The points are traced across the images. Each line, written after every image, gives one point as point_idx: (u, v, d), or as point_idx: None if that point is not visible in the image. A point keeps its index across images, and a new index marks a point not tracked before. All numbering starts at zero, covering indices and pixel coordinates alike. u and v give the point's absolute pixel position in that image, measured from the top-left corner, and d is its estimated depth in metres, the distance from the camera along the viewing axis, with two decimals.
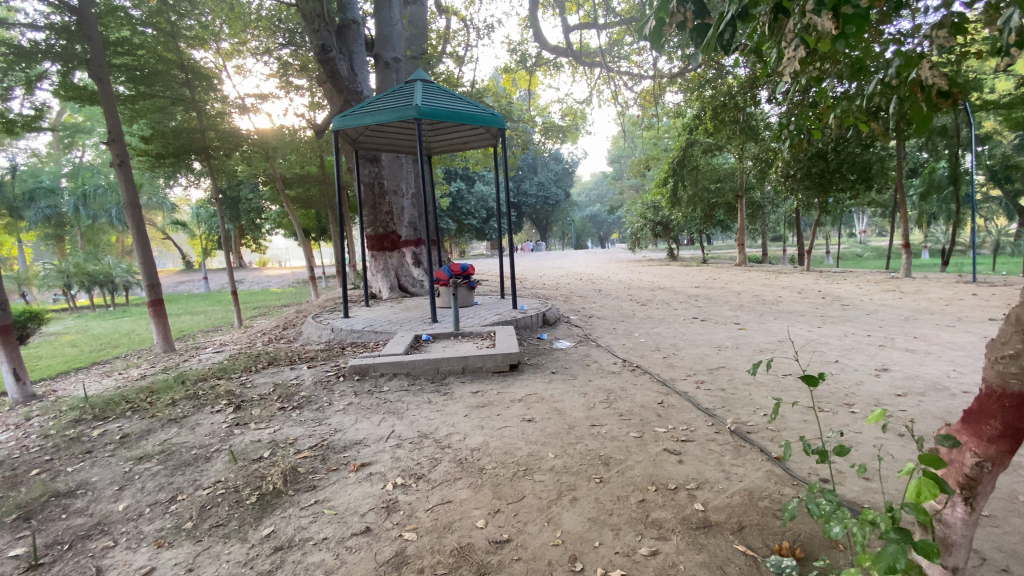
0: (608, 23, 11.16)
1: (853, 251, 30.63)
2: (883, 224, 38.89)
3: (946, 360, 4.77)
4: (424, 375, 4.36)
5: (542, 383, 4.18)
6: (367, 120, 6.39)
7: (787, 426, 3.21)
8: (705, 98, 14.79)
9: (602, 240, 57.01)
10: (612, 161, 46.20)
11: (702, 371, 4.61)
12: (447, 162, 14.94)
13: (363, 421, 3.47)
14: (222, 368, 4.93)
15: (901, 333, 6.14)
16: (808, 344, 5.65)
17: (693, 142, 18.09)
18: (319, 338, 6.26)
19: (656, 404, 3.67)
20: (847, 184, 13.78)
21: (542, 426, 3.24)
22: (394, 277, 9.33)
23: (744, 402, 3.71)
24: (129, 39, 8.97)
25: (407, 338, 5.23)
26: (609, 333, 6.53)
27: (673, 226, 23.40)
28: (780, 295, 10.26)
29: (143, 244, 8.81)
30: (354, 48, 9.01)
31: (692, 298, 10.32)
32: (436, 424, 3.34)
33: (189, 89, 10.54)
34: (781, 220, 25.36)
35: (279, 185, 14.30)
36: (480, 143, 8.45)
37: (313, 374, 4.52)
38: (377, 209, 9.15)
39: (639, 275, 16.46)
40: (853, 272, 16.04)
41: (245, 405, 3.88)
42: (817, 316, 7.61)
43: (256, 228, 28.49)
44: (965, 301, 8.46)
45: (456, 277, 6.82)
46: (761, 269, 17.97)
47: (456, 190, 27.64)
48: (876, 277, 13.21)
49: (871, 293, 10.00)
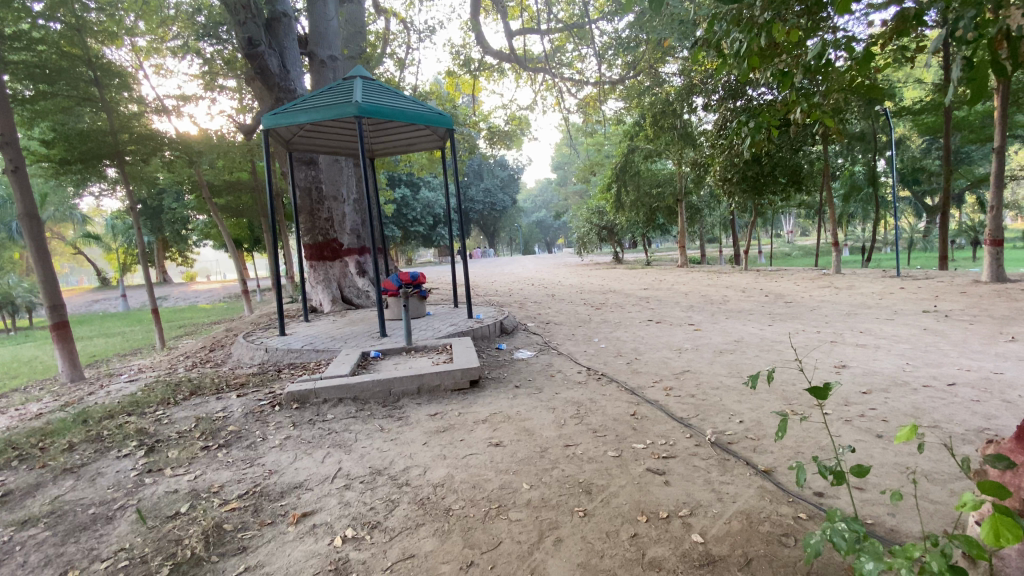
0: (550, 29, 11.10)
1: (783, 250, 32.47)
2: (806, 224, 41.66)
3: (896, 354, 4.88)
4: (374, 399, 3.91)
5: (506, 399, 3.86)
6: (302, 118, 5.86)
7: (767, 433, 3.07)
8: (645, 104, 15.14)
9: (548, 246, 57.58)
10: (556, 167, 46.75)
11: (669, 377, 4.45)
12: (390, 167, 14.36)
13: (304, 459, 3.01)
14: (132, 402, 4.21)
15: (846, 328, 6.31)
16: (766, 343, 5.67)
17: (634, 148, 18.50)
18: (253, 359, 5.60)
19: (629, 417, 3.44)
20: (779, 186, 14.42)
21: (512, 451, 2.91)
22: (337, 289, 8.72)
23: (718, 408, 3.55)
24: (27, 32, 8.00)
25: (354, 356, 4.75)
26: (568, 340, 6.31)
27: (618, 230, 23.76)
28: (727, 295, 10.47)
29: (43, 261, 7.68)
30: (286, 43, 8.37)
31: (644, 300, 10.35)
32: (391, 457, 2.94)
33: (98, 88, 9.43)
34: (718, 222, 26.43)
35: (206, 193, 13.18)
36: (427, 145, 8.05)
37: (244, 404, 3.94)
38: (315, 216, 8.50)
39: (588, 279, 16.51)
40: (788, 270, 16.81)
41: (160, 447, 3.28)
42: (766, 314, 7.76)
43: (181, 239, 26.38)
44: (895, 294, 8.94)
45: (405, 286, 6.39)
46: (704, 269, 18.49)
47: (400, 197, 26.84)
48: (810, 275, 13.88)
49: (809, 289, 10.41)
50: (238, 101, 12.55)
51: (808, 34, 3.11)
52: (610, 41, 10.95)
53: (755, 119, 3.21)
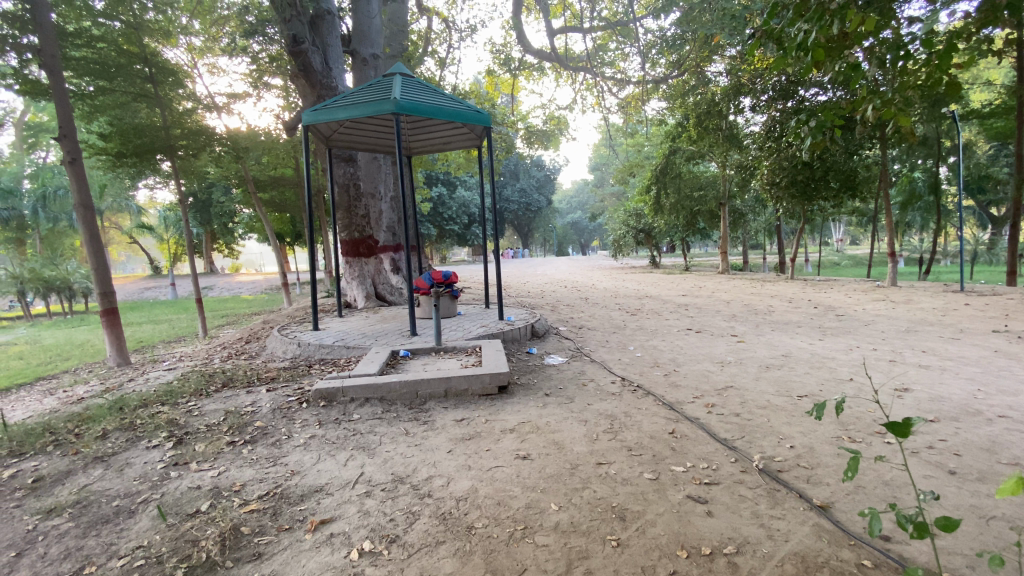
0: (594, 27, 10.87)
1: (831, 259, 30.96)
2: (856, 232, 39.68)
3: (965, 378, 4.44)
4: (401, 400, 3.82)
5: (536, 407, 3.70)
6: (341, 114, 5.86)
7: (821, 463, 2.80)
8: (689, 104, 14.70)
9: (583, 248, 57.09)
10: (593, 168, 46.19)
11: (710, 392, 4.19)
12: (428, 165, 14.41)
13: (327, 460, 2.93)
14: (167, 391, 4.27)
15: (906, 347, 5.83)
16: (816, 359, 5.30)
17: (675, 150, 17.97)
18: (285, 353, 5.64)
19: (667, 434, 3.22)
20: (831, 192, 13.63)
21: (541, 466, 2.75)
22: (371, 285, 8.77)
23: (765, 431, 3.29)
24: (88, 29, 8.43)
25: (383, 355, 4.69)
26: (601, 347, 6.08)
27: (656, 233, 23.18)
28: (772, 305, 9.95)
29: (95, 248, 8.01)
30: (329, 41, 8.44)
31: (683, 308, 9.95)
32: (415, 465, 2.82)
33: (153, 84, 9.74)
34: (762, 227, 25.41)
35: (251, 188, 13.54)
36: (463, 144, 7.97)
37: (272, 399, 3.92)
38: (352, 213, 8.58)
39: (623, 283, 16.13)
40: (838, 281, 15.90)
41: (188, 439, 3.28)
42: (816, 328, 7.29)
43: (228, 231, 27.39)
44: (960, 311, 8.27)
45: (437, 285, 6.32)
46: (746, 277, 17.72)
47: (437, 195, 27.05)
48: (862, 287, 13.13)
49: (862, 302, 9.77)
50: (284, 99, 12.86)
51: (881, 25, 2.83)
52: (655, 39, 10.64)
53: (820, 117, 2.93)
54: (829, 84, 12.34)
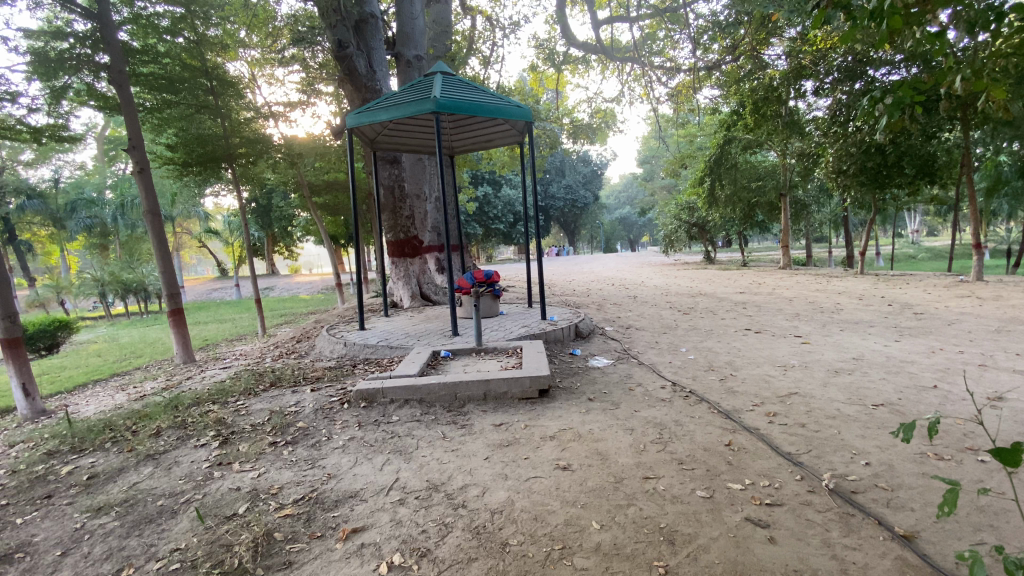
0: (640, 16, 10.47)
1: (906, 252, 28.63)
2: (935, 223, 36.60)
3: None
4: (440, 402, 3.74)
5: (579, 414, 3.52)
6: (383, 116, 5.88)
7: (903, 484, 2.46)
8: (745, 91, 13.93)
9: (632, 244, 55.94)
10: (643, 162, 45.00)
11: (771, 399, 3.85)
12: (473, 164, 14.44)
13: (363, 464, 2.88)
14: (219, 389, 4.40)
15: (999, 349, 5.18)
16: (893, 363, 4.80)
17: (730, 139, 17.11)
18: (332, 353, 5.72)
19: (722, 447, 2.95)
20: (905, 179, 12.48)
21: (582, 478, 2.57)
22: (416, 285, 8.82)
23: (835, 445, 2.96)
24: (154, 46, 8.78)
25: (424, 355, 4.64)
26: (650, 348, 5.78)
27: (709, 227, 22.21)
28: (840, 303, 9.22)
29: (163, 252, 8.52)
30: (372, 44, 8.54)
31: (739, 306, 9.40)
32: (450, 472, 2.72)
33: (214, 96, 10.26)
34: (827, 219, 23.82)
35: (306, 193, 14.04)
36: (506, 141, 7.85)
37: (316, 399, 3.93)
38: (397, 213, 8.51)
39: (674, 280, 15.51)
40: (914, 275, 14.62)
41: (234, 438, 3.35)
42: (891, 327, 6.65)
43: (286, 234, 28.72)
44: None
45: (479, 285, 6.25)
46: (809, 272, 16.63)
47: (483, 194, 27.18)
48: (943, 281, 11.98)
49: (945, 299, 8.88)
50: (335, 106, 13.22)
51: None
52: (706, 24, 10.10)
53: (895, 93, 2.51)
54: (902, 62, 11.35)
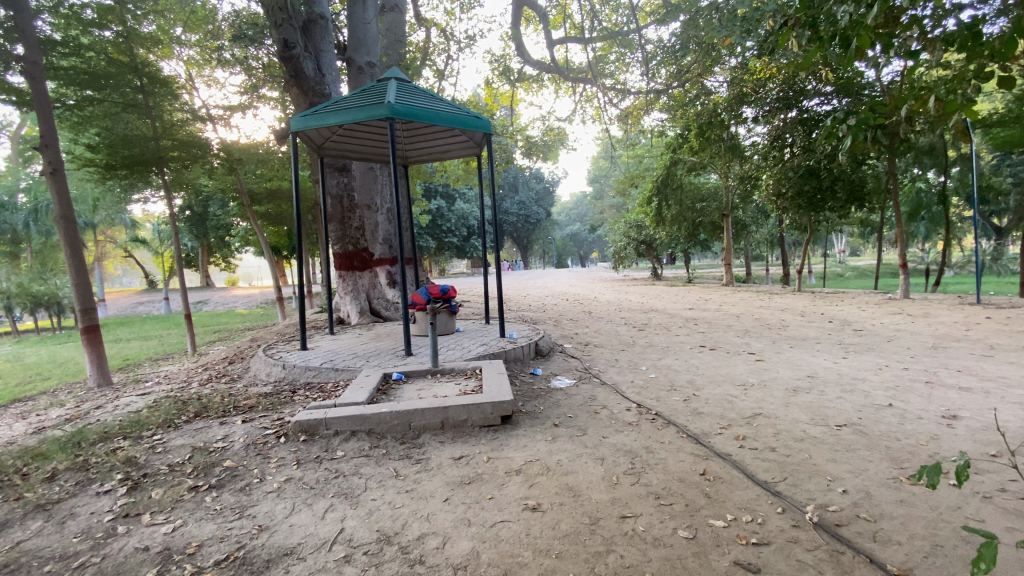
0: (593, 37, 10.61)
1: (835, 271, 30.71)
2: (858, 244, 39.45)
3: (1015, 402, 4.02)
4: (392, 433, 3.39)
5: (544, 443, 3.26)
6: (332, 120, 5.51)
7: (885, 514, 2.37)
8: (690, 115, 14.47)
9: (582, 260, 56.89)
10: (592, 180, 46.12)
11: (737, 421, 3.76)
12: (426, 176, 14.08)
13: (302, 512, 2.49)
14: (132, 421, 3.82)
15: (938, 366, 5.40)
16: (845, 381, 4.88)
17: (676, 161, 17.69)
18: (268, 376, 5.18)
19: (698, 476, 2.79)
20: (839, 203, 12.92)
21: (554, 521, 2.32)
22: (365, 300, 8.34)
23: (810, 471, 2.86)
24: (76, 37, 8.16)
25: (374, 379, 4.26)
26: (611, 367, 5.64)
27: (657, 245, 22.80)
28: (785, 319, 9.52)
29: (77, 262, 7.61)
30: (321, 46, 8.10)
31: (692, 322, 9.53)
32: (404, 518, 2.39)
33: (145, 96, 9.42)
34: (765, 239, 25.07)
35: (247, 202, 13.19)
36: (462, 152, 7.63)
37: (247, 432, 3.45)
38: (346, 224, 8.17)
39: (626, 296, 15.69)
40: (845, 293, 15.50)
41: (146, 483, 2.85)
42: (837, 344, 6.86)
43: (223, 245, 27.05)
44: (983, 325, 7.87)
45: (434, 301, 5.92)
46: (751, 289, 17.28)
47: (435, 208, 26.76)
48: (873, 299, 12.71)
49: (879, 316, 9.36)
50: (280, 110, 12.55)
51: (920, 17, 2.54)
52: (655, 49, 10.37)
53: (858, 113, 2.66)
54: (832, 93, 12.13)
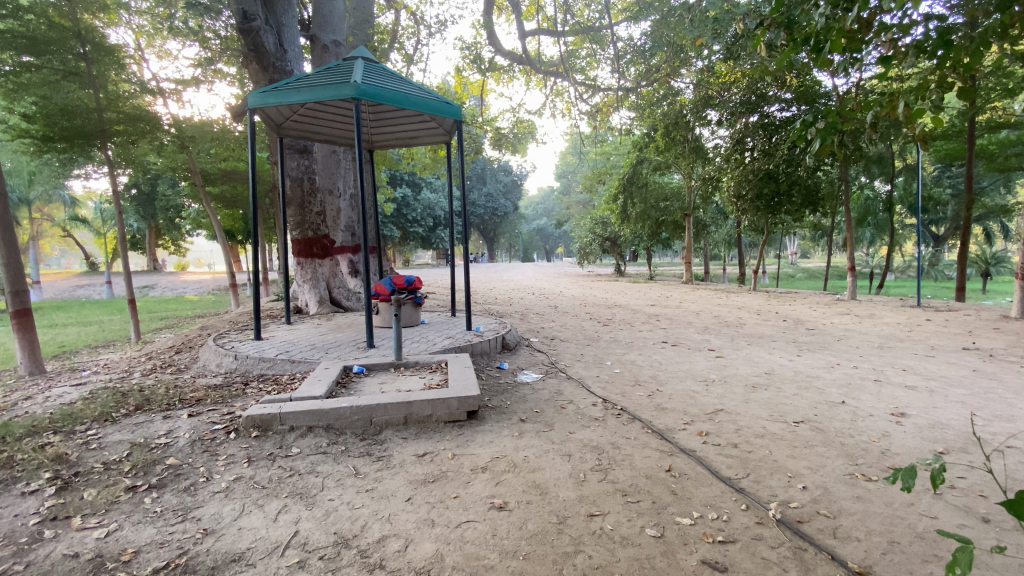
0: (565, 31, 10.53)
1: (787, 272, 32.17)
2: (810, 246, 41.27)
3: (957, 401, 4.24)
4: (352, 429, 3.24)
5: (511, 439, 3.19)
6: (294, 98, 5.22)
7: (844, 510, 2.44)
8: (657, 115, 14.72)
9: (548, 254, 57.52)
10: (560, 175, 46.31)
11: (700, 416, 3.81)
12: (392, 163, 13.72)
13: (253, 513, 2.33)
14: (64, 414, 3.50)
15: (885, 364, 5.67)
16: (802, 378, 5.04)
17: (642, 159, 17.94)
18: (218, 367, 4.89)
19: (664, 473, 2.78)
20: (794, 207, 13.44)
21: (521, 521, 2.25)
22: (325, 289, 8.04)
23: (771, 466, 2.90)
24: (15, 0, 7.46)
25: (334, 371, 4.08)
26: (577, 362, 5.63)
27: (621, 241, 23.09)
28: (742, 317, 9.81)
29: (6, 241, 6.96)
30: (284, 20, 7.73)
31: (654, 318, 9.69)
32: (363, 520, 2.27)
33: (87, 64, 8.72)
34: (723, 239, 25.85)
35: (199, 182, 12.49)
36: (431, 139, 7.43)
37: (193, 427, 3.22)
38: (306, 209, 7.82)
39: (590, 291, 15.83)
40: (797, 293, 16.13)
41: (76, 482, 2.60)
42: (792, 342, 7.11)
43: (173, 227, 25.64)
44: (923, 327, 8.33)
45: (399, 292, 5.74)
46: (710, 288, 17.76)
47: (401, 196, 26.20)
48: (822, 299, 13.29)
49: (829, 316, 9.78)
50: (237, 87, 11.90)
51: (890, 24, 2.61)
52: (626, 47, 10.43)
53: (825, 117, 2.73)
54: (792, 100, 12.52)
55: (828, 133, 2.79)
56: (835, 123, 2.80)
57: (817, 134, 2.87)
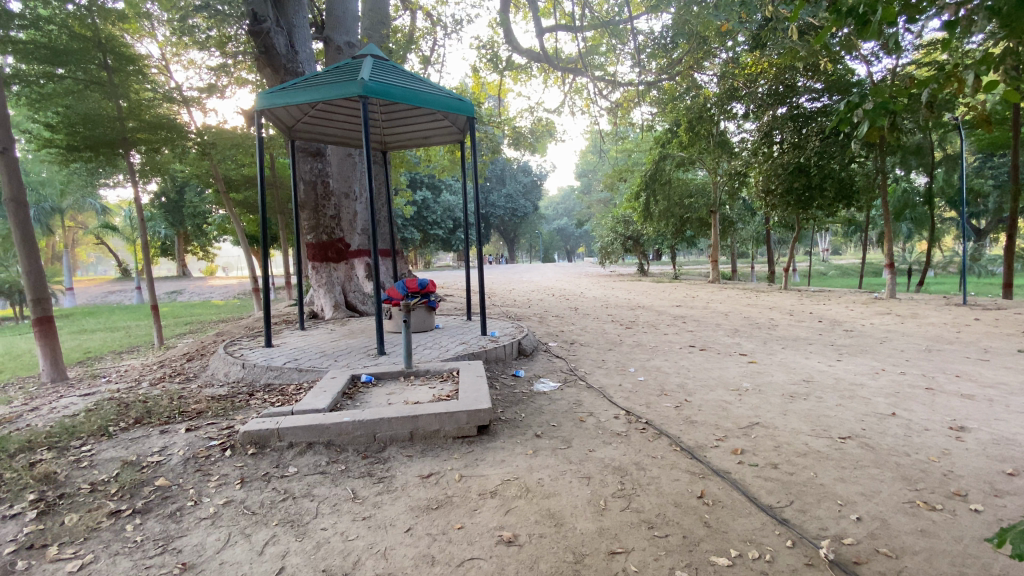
0: (584, 26, 10.21)
1: (818, 269, 31.11)
2: (841, 242, 39.82)
3: (1023, 412, 3.80)
4: (354, 446, 3.02)
5: (525, 458, 2.92)
6: (301, 98, 5.08)
7: (907, 548, 2.10)
8: (680, 109, 14.28)
9: (569, 254, 57.15)
10: (581, 174, 45.83)
11: (733, 431, 3.47)
12: (409, 165, 13.60)
13: (239, 545, 2.13)
14: (63, 427, 3.38)
15: (935, 370, 5.20)
16: (843, 385, 4.65)
17: (665, 156, 17.37)
18: (226, 377, 4.76)
19: (695, 500, 2.48)
20: (827, 202, 12.44)
21: (531, 559, 1.99)
22: (340, 294, 7.91)
23: (817, 492, 2.57)
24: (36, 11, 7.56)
25: (340, 381, 3.88)
26: (598, 368, 5.33)
27: (644, 240, 22.57)
28: (774, 318, 9.31)
29: (28, 247, 7.03)
30: (295, 22, 7.62)
31: (680, 320, 9.27)
32: (356, 554, 2.04)
33: (108, 73, 8.80)
34: (751, 237, 24.84)
35: (220, 188, 12.58)
36: (445, 138, 7.25)
37: (189, 443, 3.05)
38: (320, 212, 7.71)
39: (612, 292, 15.39)
40: (832, 292, 15.35)
41: (58, 506, 2.43)
42: (828, 345, 6.66)
43: (201, 233, 26.15)
44: (973, 327, 7.73)
45: (411, 296, 5.53)
46: (738, 287, 17.06)
47: (421, 198, 26.19)
48: (858, 298, 12.60)
49: (868, 316, 9.22)
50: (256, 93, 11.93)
51: None
52: (646, 39, 10.06)
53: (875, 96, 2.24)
54: (823, 90, 11.91)
55: (879, 114, 2.30)
56: (887, 102, 2.31)
57: (865, 116, 2.38)
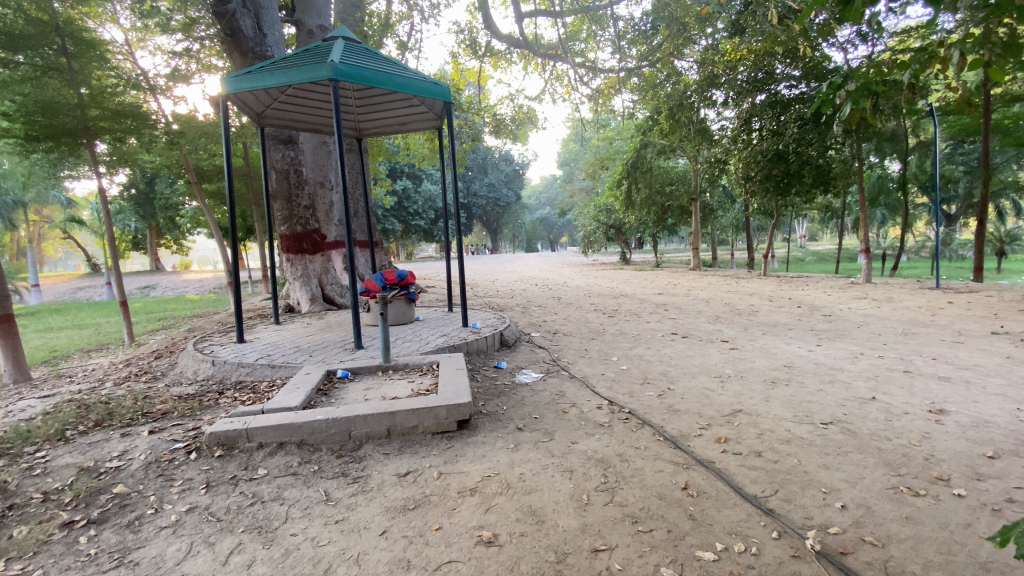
0: (564, 11, 10.00)
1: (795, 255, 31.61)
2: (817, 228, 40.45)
3: (998, 394, 3.84)
4: (328, 445, 2.90)
5: (506, 453, 2.83)
6: (269, 82, 4.86)
7: (892, 536, 2.07)
8: (661, 96, 14.21)
9: (552, 244, 57.10)
10: (562, 163, 45.67)
11: (717, 419, 3.44)
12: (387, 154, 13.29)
13: (200, 555, 2.00)
14: (16, 432, 3.18)
15: (913, 354, 5.25)
16: (824, 370, 4.65)
17: (646, 143, 17.40)
18: (195, 375, 4.57)
19: (679, 492, 2.42)
20: (805, 188, 12.68)
21: (512, 560, 1.91)
22: (317, 286, 7.72)
23: (801, 480, 2.53)
24: None
25: (314, 377, 3.74)
26: (580, 358, 5.26)
27: (626, 228, 22.61)
28: (754, 305, 9.36)
29: None
30: (263, 3, 7.25)
31: (662, 308, 9.27)
32: (327, 561, 1.93)
33: (68, 59, 8.31)
34: (730, 224, 25.18)
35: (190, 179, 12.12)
36: (422, 124, 7.05)
37: (152, 446, 2.89)
38: (293, 202, 7.48)
39: (595, 280, 15.35)
40: (809, 278, 15.54)
41: (5, 519, 2.26)
42: (809, 331, 6.69)
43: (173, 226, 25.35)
44: (947, 311, 7.85)
45: (389, 288, 5.39)
46: (719, 274, 17.18)
47: (401, 188, 25.78)
48: (835, 283, 12.77)
49: (845, 301, 9.32)
50: None
51: None
52: (627, 25, 9.93)
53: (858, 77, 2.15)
54: (801, 78, 11.98)
55: (860, 96, 2.23)
56: (868, 83, 2.25)
57: (847, 97, 2.30)
